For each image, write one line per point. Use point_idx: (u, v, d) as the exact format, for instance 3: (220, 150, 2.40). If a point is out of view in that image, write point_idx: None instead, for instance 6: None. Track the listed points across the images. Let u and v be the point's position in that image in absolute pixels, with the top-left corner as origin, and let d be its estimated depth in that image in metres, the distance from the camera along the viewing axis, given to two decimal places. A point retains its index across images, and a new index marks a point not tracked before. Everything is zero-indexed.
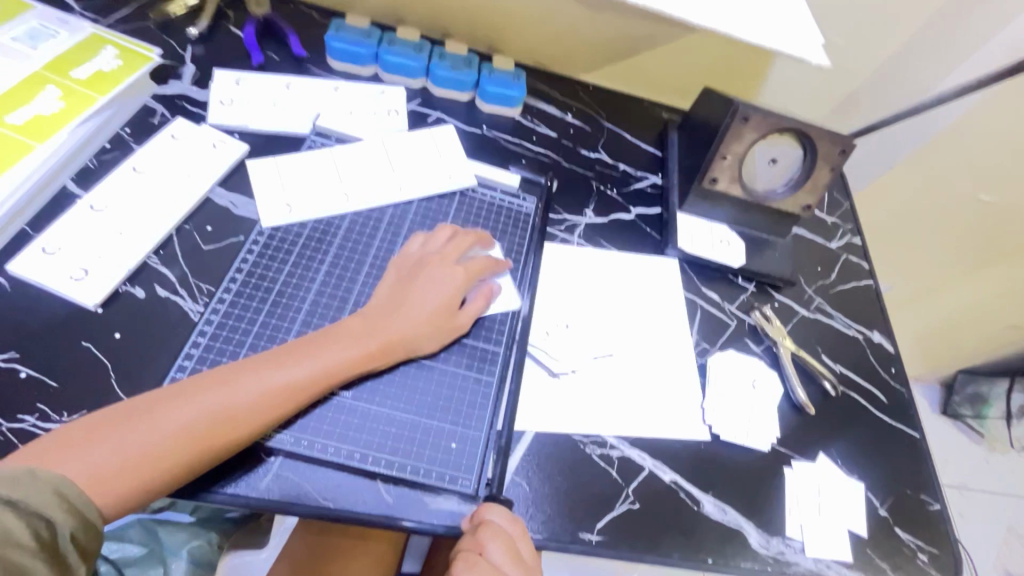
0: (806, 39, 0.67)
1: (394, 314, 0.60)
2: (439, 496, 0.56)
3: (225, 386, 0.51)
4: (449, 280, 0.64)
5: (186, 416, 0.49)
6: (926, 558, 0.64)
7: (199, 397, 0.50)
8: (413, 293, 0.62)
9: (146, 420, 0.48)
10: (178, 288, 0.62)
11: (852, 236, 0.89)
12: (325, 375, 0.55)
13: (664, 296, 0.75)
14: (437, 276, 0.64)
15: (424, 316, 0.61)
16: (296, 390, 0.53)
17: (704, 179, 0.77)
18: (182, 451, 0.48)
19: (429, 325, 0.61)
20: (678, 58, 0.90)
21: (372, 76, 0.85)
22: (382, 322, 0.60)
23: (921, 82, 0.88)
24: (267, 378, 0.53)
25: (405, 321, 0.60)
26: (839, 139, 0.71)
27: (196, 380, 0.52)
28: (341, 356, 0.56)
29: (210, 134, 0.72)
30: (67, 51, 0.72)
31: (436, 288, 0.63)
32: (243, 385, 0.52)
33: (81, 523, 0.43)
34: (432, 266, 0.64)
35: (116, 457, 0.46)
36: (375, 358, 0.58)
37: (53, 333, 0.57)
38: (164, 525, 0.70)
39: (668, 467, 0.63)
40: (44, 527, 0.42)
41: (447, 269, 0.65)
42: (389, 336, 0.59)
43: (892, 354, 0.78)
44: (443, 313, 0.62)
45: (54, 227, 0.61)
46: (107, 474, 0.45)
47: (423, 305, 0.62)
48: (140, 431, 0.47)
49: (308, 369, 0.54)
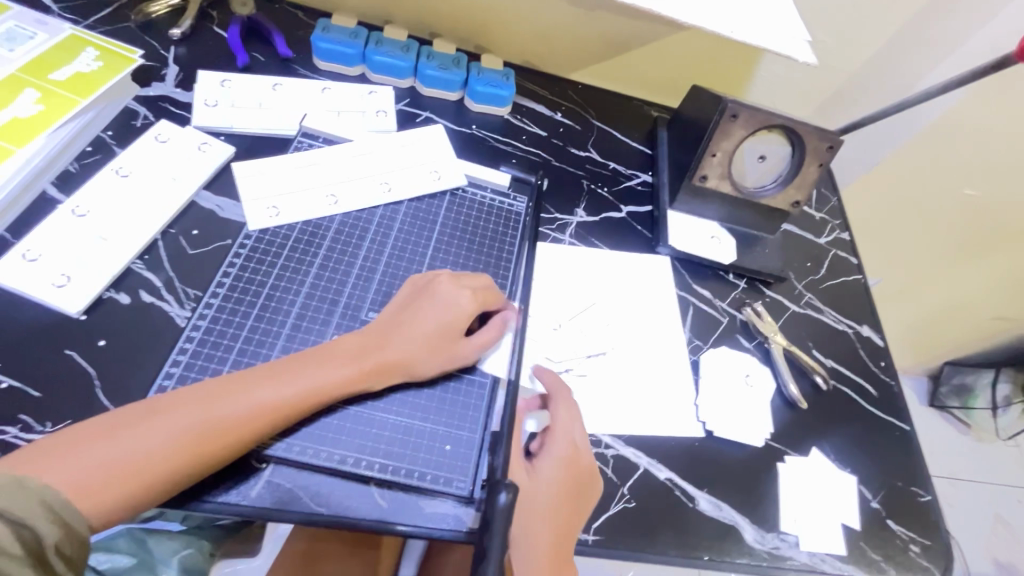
0: (790, 36, 0.67)
1: (394, 336, 0.58)
2: (433, 500, 0.56)
3: (216, 398, 0.50)
4: (456, 302, 0.60)
5: (172, 427, 0.48)
6: (918, 549, 0.65)
7: (190, 409, 0.49)
8: (417, 312, 0.60)
9: (133, 428, 0.47)
10: (163, 294, 0.61)
11: (840, 231, 0.90)
12: (321, 394, 0.54)
13: (656, 293, 0.75)
14: (445, 297, 0.61)
15: (424, 338, 0.59)
16: (291, 405, 0.52)
17: (694, 176, 0.77)
18: (169, 461, 0.47)
19: (427, 349, 0.59)
20: (664, 56, 0.90)
21: (359, 76, 0.84)
22: (380, 343, 0.58)
23: (903, 80, 0.89)
24: (256, 395, 0.51)
25: (404, 342, 0.58)
26: (827, 136, 0.71)
27: (185, 391, 0.50)
28: (339, 375, 0.55)
29: (194, 136, 0.71)
30: (46, 53, 0.70)
31: (440, 311, 0.60)
32: (234, 398, 0.50)
33: (66, 534, 0.42)
34: (439, 288, 0.61)
35: (98, 465, 0.45)
36: (373, 380, 0.56)
37: (34, 342, 0.56)
38: (153, 534, 0.70)
39: (663, 465, 0.63)
40: (29, 534, 0.41)
41: (458, 289, 0.62)
42: (388, 358, 0.57)
43: (882, 348, 0.79)
44: (449, 339, 0.60)
45: (35, 234, 0.60)
46: (89, 483, 0.44)
47: (425, 325, 0.59)
48: (125, 441, 0.46)
49: (304, 387, 0.53)
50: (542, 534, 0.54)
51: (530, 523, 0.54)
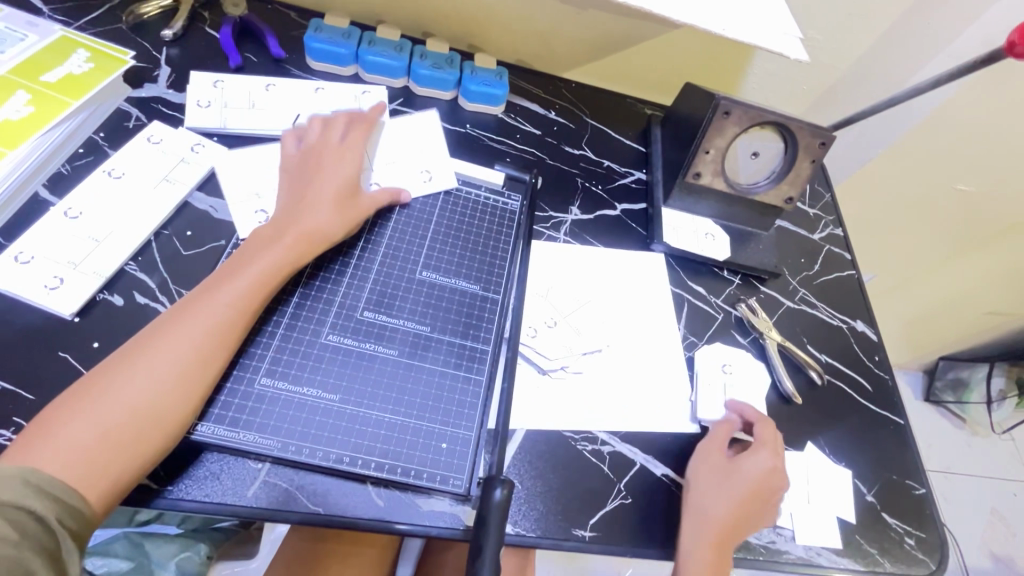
0: (782, 33, 0.68)
1: (304, 210, 0.62)
2: (430, 499, 0.56)
3: (166, 336, 0.52)
4: (347, 165, 0.67)
5: (133, 380, 0.49)
6: (913, 542, 0.65)
7: (145, 356, 0.50)
8: (314, 182, 0.65)
9: (97, 395, 0.48)
10: (157, 295, 0.61)
11: (834, 228, 0.90)
12: (257, 288, 0.57)
13: (650, 291, 0.75)
14: (333, 162, 0.66)
15: (330, 201, 0.64)
16: (235, 305, 0.55)
17: (688, 173, 0.78)
18: (164, 408, 0.49)
19: (335, 209, 0.64)
20: (657, 54, 0.91)
21: (353, 76, 0.84)
22: (292, 220, 0.62)
23: (894, 76, 0.90)
24: (201, 323, 0.53)
25: (315, 212, 0.63)
26: (820, 132, 0.72)
27: (136, 345, 0.51)
28: (262, 264, 0.58)
29: (187, 138, 0.71)
30: (37, 54, 0.69)
31: (333, 173, 0.66)
32: (184, 328, 0.52)
33: (65, 509, 0.43)
34: (326, 155, 0.67)
35: (91, 431, 0.46)
36: (298, 256, 0.60)
37: (29, 343, 0.56)
38: (151, 538, 0.75)
39: (660, 462, 0.63)
40: (26, 515, 0.41)
41: (339, 152, 0.67)
42: (305, 232, 0.61)
43: (876, 343, 0.79)
44: (349, 200, 0.65)
45: (27, 236, 0.60)
46: (86, 452, 0.46)
47: (327, 190, 0.64)
48: (100, 402, 0.48)
49: (239, 290, 0.56)
50: (717, 508, 0.59)
51: (712, 494, 0.59)
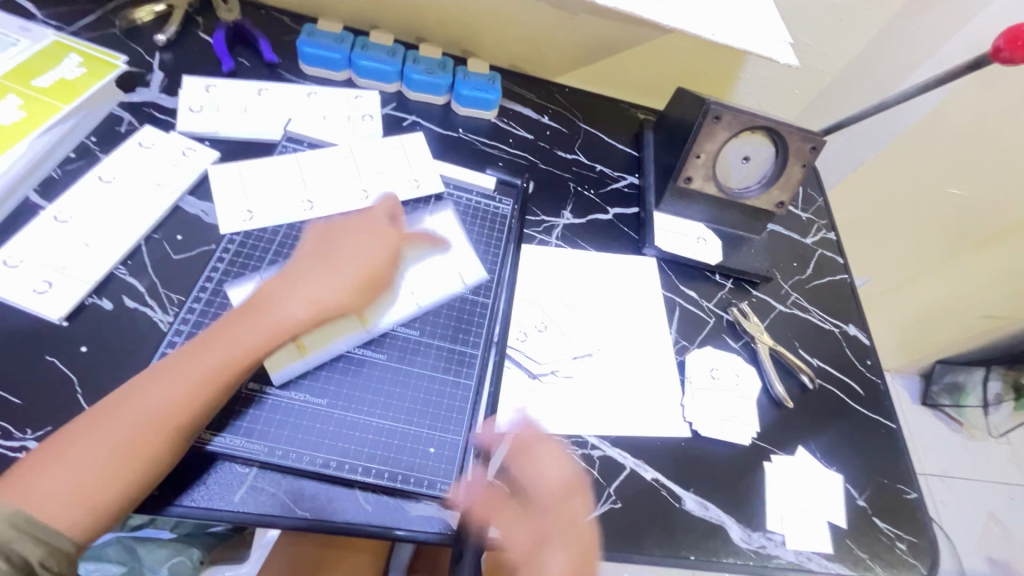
0: (772, 38, 0.68)
1: (315, 283, 0.58)
2: (418, 503, 0.56)
3: (167, 373, 0.50)
4: (373, 253, 0.62)
5: (127, 418, 0.47)
6: (904, 547, 0.65)
7: (138, 397, 0.49)
8: (335, 261, 0.60)
9: (89, 432, 0.47)
10: (147, 299, 0.61)
11: (826, 232, 0.90)
12: (264, 344, 0.54)
13: (642, 294, 0.75)
14: (362, 245, 0.62)
15: (346, 286, 0.59)
16: (237, 361, 0.52)
17: (679, 178, 0.78)
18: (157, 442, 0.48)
19: (347, 295, 0.59)
20: (650, 59, 0.91)
21: (346, 81, 0.84)
22: (297, 291, 0.57)
23: (885, 82, 0.90)
24: (200, 363, 0.51)
25: (326, 291, 0.58)
26: (810, 137, 0.72)
27: (135, 384, 0.49)
28: (272, 329, 0.55)
29: (178, 141, 0.71)
30: (30, 59, 0.69)
31: (356, 254, 0.61)
32: (183, 370, 0.50)
33: (49, 550, 0.43)
34: (357, 234, 0.63)
35: (82, 465, 0.45)
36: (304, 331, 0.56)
37: (16, 348, 0.55)
38: (144, 542, 0.71)
39: (650, 466, 0.63)
40: (13, 557, 0.41)
41: (371, 240, 0.63)
42: (315, 307, 0.57)
43: (867, 347, 0.79)
44: (367, 285, 0.61)
45: (16, 240, 0.59)
46: (74, 490, 0.45)
47: (346, 274, 0.60)
48: (94, 438, 0.46)
49: (248, 346, 0.53)
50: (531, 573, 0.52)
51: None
